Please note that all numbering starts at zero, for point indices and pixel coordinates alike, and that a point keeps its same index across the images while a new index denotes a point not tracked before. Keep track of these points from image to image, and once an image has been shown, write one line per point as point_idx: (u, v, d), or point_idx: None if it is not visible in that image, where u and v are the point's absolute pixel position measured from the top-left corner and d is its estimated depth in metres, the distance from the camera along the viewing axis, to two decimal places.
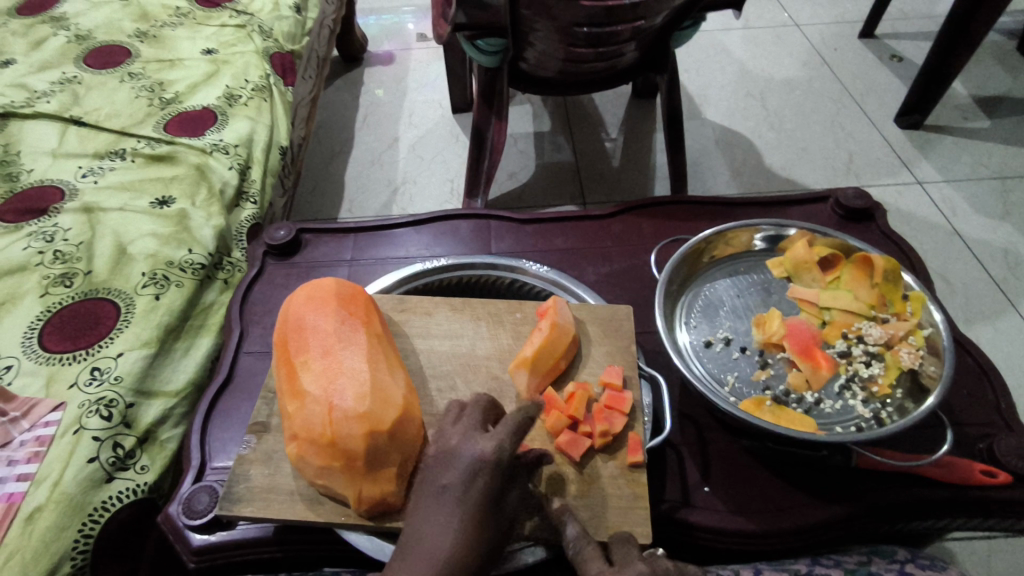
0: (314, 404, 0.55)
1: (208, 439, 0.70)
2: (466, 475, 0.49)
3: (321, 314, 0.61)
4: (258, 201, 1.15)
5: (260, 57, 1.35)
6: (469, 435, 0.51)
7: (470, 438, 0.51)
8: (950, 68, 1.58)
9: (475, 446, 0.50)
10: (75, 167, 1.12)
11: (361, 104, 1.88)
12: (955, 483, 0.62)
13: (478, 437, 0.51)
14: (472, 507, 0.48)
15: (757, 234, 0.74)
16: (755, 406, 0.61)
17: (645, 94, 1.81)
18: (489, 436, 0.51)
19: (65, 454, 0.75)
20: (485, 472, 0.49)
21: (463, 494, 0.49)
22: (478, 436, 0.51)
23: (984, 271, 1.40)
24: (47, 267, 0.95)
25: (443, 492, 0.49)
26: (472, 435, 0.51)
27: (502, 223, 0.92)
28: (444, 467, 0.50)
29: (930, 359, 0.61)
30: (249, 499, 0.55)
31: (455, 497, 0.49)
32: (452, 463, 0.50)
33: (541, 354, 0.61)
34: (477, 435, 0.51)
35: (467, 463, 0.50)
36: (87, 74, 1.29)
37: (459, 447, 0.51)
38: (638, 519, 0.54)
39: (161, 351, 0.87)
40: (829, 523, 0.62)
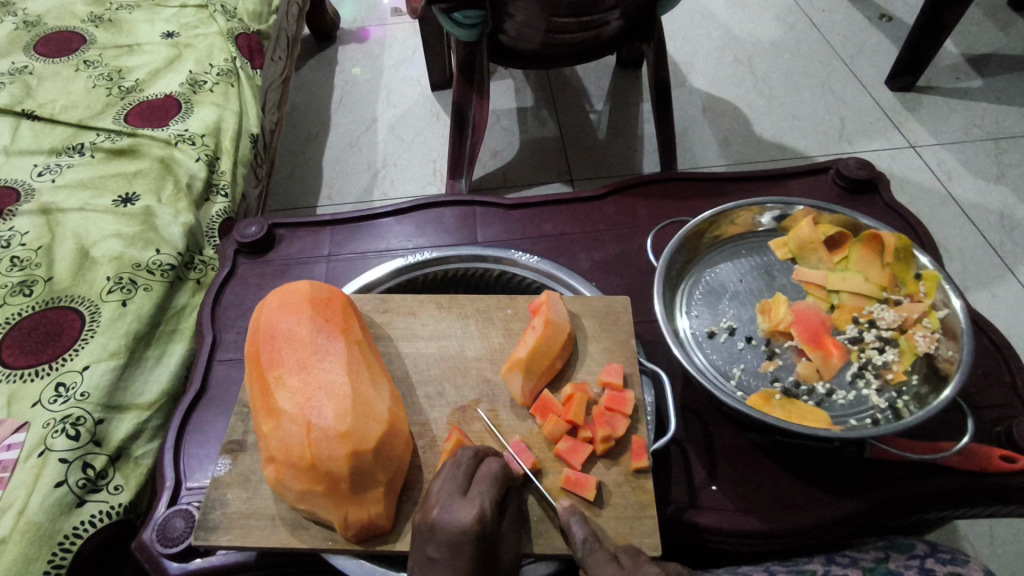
0: (291, 423, 0.50)
1: (182, 456, 0.65)
2: (451, 545, 0.46)
3: (295, 322, 0.56)
4: (229, 193, 1.09)
5: (224, 39, 1.28)
6: (448, 500, 0.47)
7: (448, 504, 0.47)
8: (942, 27, 1.53)
9: (455, 515, 0.46)
10: (30, 165, 1.06)
11: (337, 84, 1.80)
12: (975, 471, 0.59)
13: (457, 503, 0.47)
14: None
15: (761, 213, 0.70)
16: (764, 401, 0.57)
17: (631, 63, 1.74)
18: (468, 502, 0.47)
19: (31, 478, 0.70)
20: (468, 543, 0.46)
21: (451, 571, 0.45)
22: (456, 501, 0.47)
23: (980, 236, 1.37)
24: (4, 275, 0.88)
25: (431, 567, 0.46)
26: (451, 500, 0.47)
27: (488, 210, 0.86)
28: (428, 536, 0.47)
29: (947, 342, 0.57)
30: (226, 527, 0.51)
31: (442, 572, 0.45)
32: (434, 534, 0.46)
33: (536, 352, 0.57)
34: (456, 500, 0.47)
35: (449, 535, 0.46)
36: (39, 64, 1.21)
37: (439, 515, 0.47)
38: (645, 530, 0.51)
39: (131, 360, 0.82)
40: (844, 519, 0.59)
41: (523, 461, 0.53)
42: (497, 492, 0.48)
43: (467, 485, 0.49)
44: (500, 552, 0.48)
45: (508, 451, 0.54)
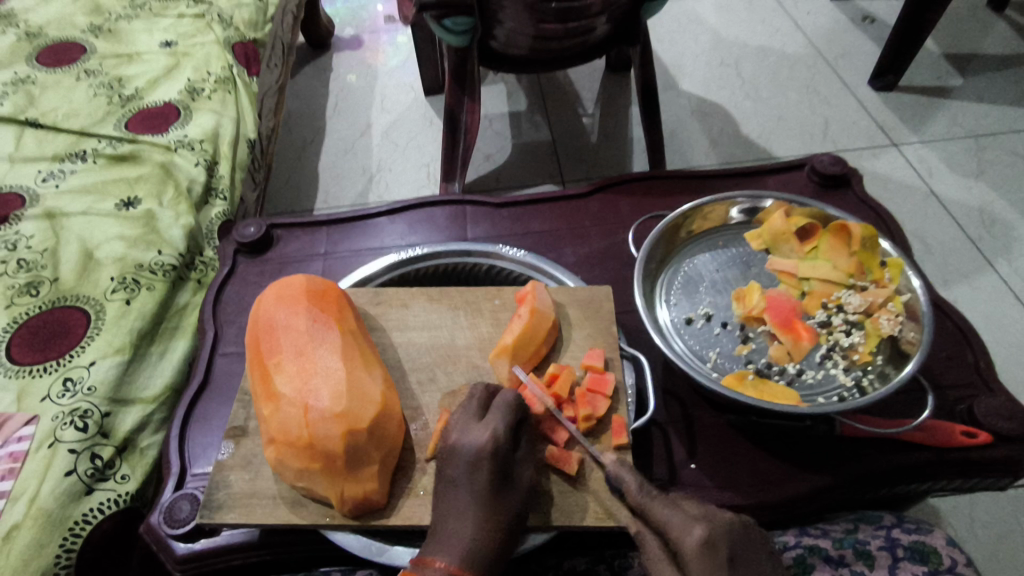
0: (290, 406, 0.53)
1: (187, 444, 0.68)
2: (470, 463, 0.51)
3: (292, 313, 0.59)
4: (228, 196, 1.12)
5: (221, 47, 1.31)
6: (465, 426, 0.53)
7: (465, 429, 0.53)
8: (921, 28, 1.57)
9: (472, 437, 0.52)
10: (34, 171, 1.09)
11: (332, 90, 1.84)
12: (938, 446, 0.62)
13: (473, 428, 0.53)
14: (483, 493, 0.50)
15: (733, 207, 0.73)
16: (737, 381, 0.60)
17: (620, 67, 1.78)
18: (483, 426, 0.53)
19: (41, 469, 0.73)
20: (485, 460, 0.51)
21: (470, 486, 0.51)
22: (472, 426, 0.53)
23: (960, 230, 1.41)
24: (11, 277, 0.92)
25: (454, 485, 0.51)
26: (468, 426, 0.53)
27: (478, 208, 0.90)
28: (450, 458, 0.52)
29: (910, 324, 0.61)
30: (230, 506, 0.54)
31: (465, 488, 0.51)
32: (454, 455, 0.52)
33: (523, 338, 0.60)
34: (472, 426, 0.53)
35: (468, 455, 0.51)
36: (41, 73, 1.24)
37: (458, 438, 0.52)
38: (625, 502, 0.54)
39: (135, 356, 0.85)
40: (816, 493, 0.62)
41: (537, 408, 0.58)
42: (511, 417, 0.53)
43: (483, 413, 0.54)
44: (516, 472, 0.53)
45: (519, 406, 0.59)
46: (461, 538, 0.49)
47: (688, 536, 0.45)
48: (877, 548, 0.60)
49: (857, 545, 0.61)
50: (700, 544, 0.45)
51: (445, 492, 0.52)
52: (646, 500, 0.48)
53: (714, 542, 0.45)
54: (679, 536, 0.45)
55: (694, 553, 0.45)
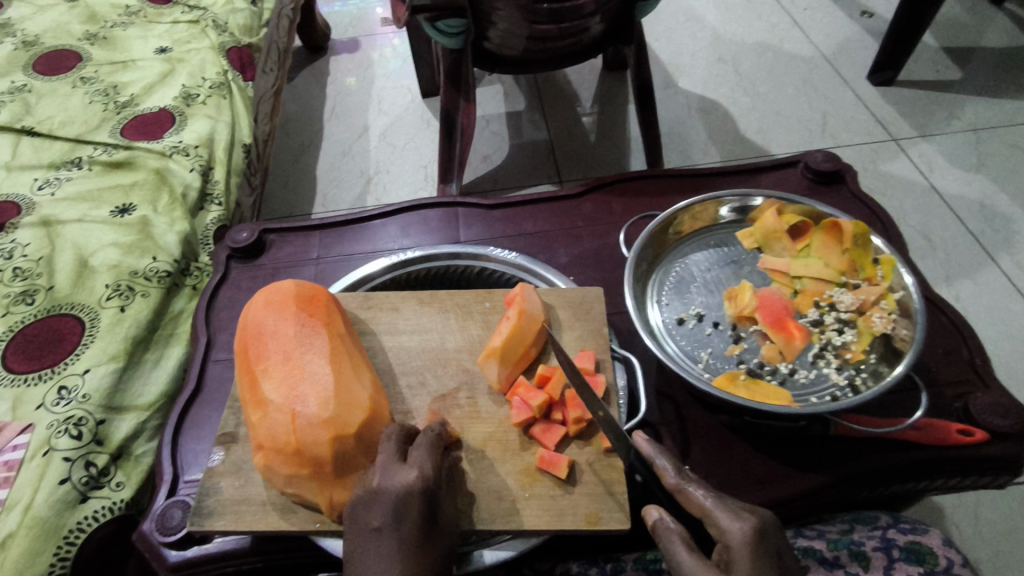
0: (278, 412, 0.53)
1: (180, 451, 0.68)
2: (396, 506, 0.49)
3: (280, 318, 0.58)
4: (223, 202, 1.12)
5: (216, 53, 1.32)
6: (387, 468, 0.51)
7: (387, 471, 0.50)
8: (919, 22, 1.56)
9: (397, 478, 0.50)
10: (30, 180, 1.09)
11: (329, 94, 1.84)
12: (933, 444, 0.62)
13: (396, 469, 0.51)
14: (410, 539, 0.48)
15: (722, 206, 0.73)
16: (729, 381, 0.60)
17: (617, 66, 1.77)
18: (408, 466, 0.51)
19: (36, 477, 0.74)
20: (415, 501, 0.49)
21: (396, 532, 0.48)
22: (395, 467, 0.51)
23: (961, 225, 1.40)
24: (7, 285, 0.92)
25: (376, 536, 0.48)
26: (390, 468, 0.51)
27: (470, 210, 0.90)
28: (370, 505, 0.49)
29: (902, 322, 0.60)
30: (220, 513, 0.54)
31: (390, 537, 0.47)
32: (378, 499, 0.49)
33: (511, 339, 0.60)
34: (395, 466, 0.51)
35: (394, 498, 0.49)
36: (37, 81, 1.25)
37: (381, 481, 0.50)
38: (616, 505, 0.54)
39: (130, 363, 0.86)
40: (810, 493, 0.62)
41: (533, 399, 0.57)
42: (435, 457, 0.52)
43: (402, 454, 0.52)
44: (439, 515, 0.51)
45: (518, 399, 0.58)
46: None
47: (736, 528, 0.45)
48: (872, 549, 0.60)
49: (852, 546, 0.61)
50: (750, 533, 0.45)
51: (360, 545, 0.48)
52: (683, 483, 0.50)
53: (763, 534, 0.45)
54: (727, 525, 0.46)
55: (743, 543, 0.45)
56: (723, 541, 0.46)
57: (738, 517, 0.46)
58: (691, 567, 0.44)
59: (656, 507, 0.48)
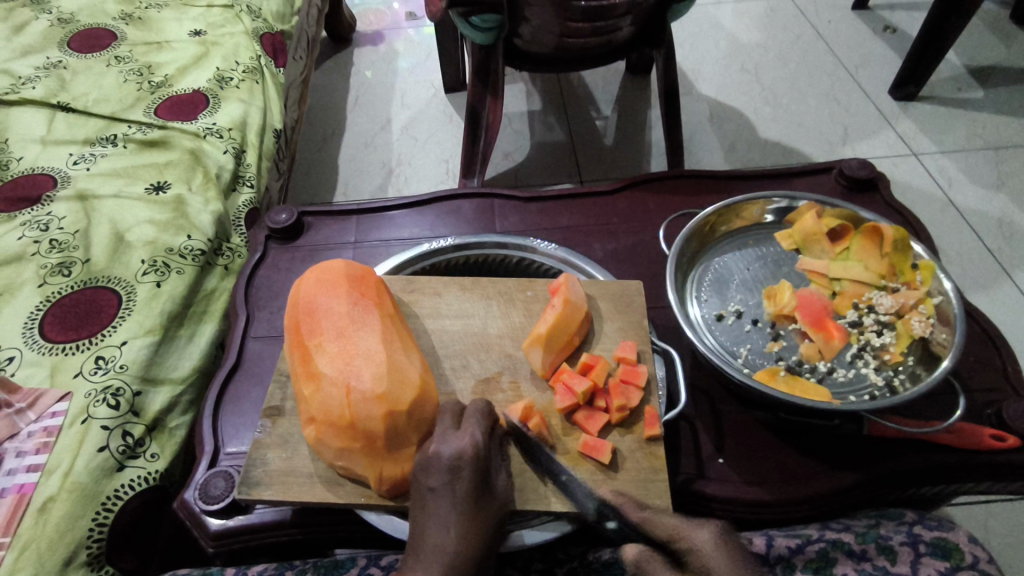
0: (331, 386, 0.54)
1: (220, 424, 0.69)
2: (451, 468, 0.51)
3: (332, 296, 0.59)
4: (254, 185, 1.14)
5: (250, 38, 1.33)
6: (443, 435, 0.53)
7: (443, 437, 0.53)
8: (944, 38, 1.57)
9: (451, 444, 0.52)
10: (66, 154, 1.10)
11: (352, 85, 1.86)
12: (966, 448, 0.63)
13: (451, 436, 0.53)
14: (466, 499, 0.50)
15: (767, 206, 0.74)
16: (769, 377, 0.61)
17: (640, 69, 1.79)
18: (461, 434, 0.53)
19: (74, 444, 0.74)
20: (465, 467, 0.51)
21: (451, 493, 0.50)
22: (450, 434, 0.53)
23: (979, 241, 1.41)
24: (44, 256, 0.93)
25: (432, 496, 0.51)
26: (446, 434, 0.53)
27: (506, 202, 0.91)
28: (427, 468, 0.51)
29: (941, 327, 0.62)
30: (268, 483, 0.55)
31: (444, 498, 0.50)
32: (433, 464, 0.51)
33: (557, 326, 0.61)
34: (450, 434, 0.53)
35: (448, 462, 0.51)
36: (73, 59, 1.26)
37: (436, 447, 0.52)
38: (657, 491, 0.55)
39: (165, 338, 0.87)
40: (844, 491, 0.63)
41: (576, 385, 0.58)
42: (486, 427, 0.54)
43: (457, 421, 0.54)
44: (494, 481, 0.53)
45: (561, 382, 0.59)
46: (449, 546, 0.49)
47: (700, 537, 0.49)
48: (899, 544, 0.62)
49: (880, 540, 0.62)
50: (718, 535, 0.50)
51: (422, 498, 0.51)
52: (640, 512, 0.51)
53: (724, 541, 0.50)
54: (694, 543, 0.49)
55: (713, 546, 0.49)
56: (694, 549, 0.49)
57: (702, 527, 0.50)
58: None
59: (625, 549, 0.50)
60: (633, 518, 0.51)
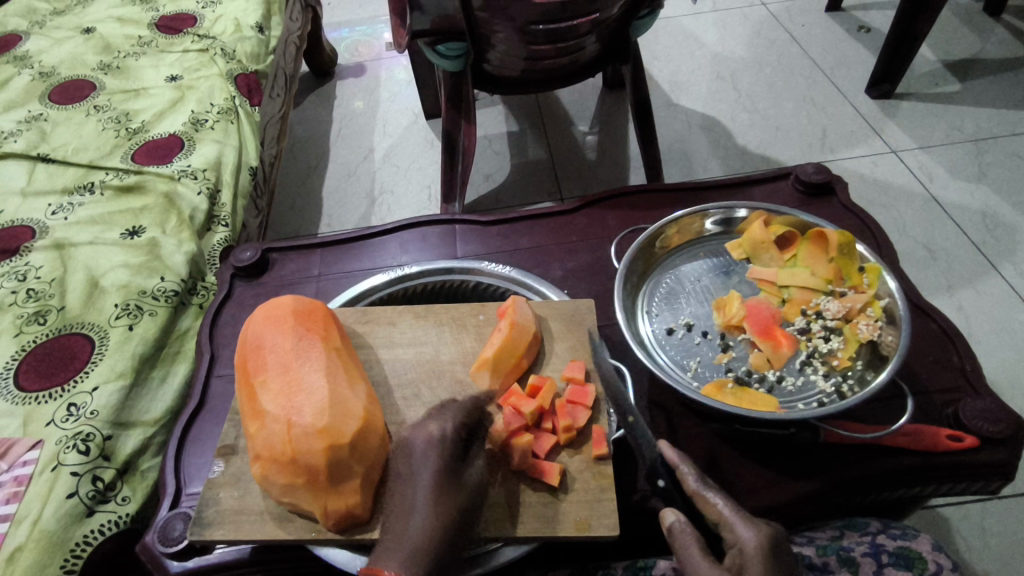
0: (274, 423, 0.55)
1: (182, 464, 0.70)
2: (424, 458, 0.55)
3: (278, 333, 0.60)
4: (229, 223, 1.15)
5: (224, 79, 1.36)
6: (418, 424, 0.58)
7: (419, 427, 0.58)
8: (916, 35, 1.58)
9: (422, 431, 0.57)
10: (44, 205, 1.13)
11: (335, 117, 1.89)
12: (924, 451, 0.62)
13: (424, 425, 0.58)
14: (436, 488, 0.53)
15: (706, 219, 0.75)
16: (717, 390, 0.61)
17: (617, 84, 1.80)
18: (434, 422, 0.58)
19: (44, 492, 0.76)
20: (432, 448, 0.55)
21: (420, 475, 0.54)
22: (424, 423, 0.58)
23: (964, 235, 1.40)
24: (21, 306, 0.95)
25: (404, 479, 0.54)
26: (421, 423, 0.58)
27: (468, 227, 0.92)
28: (402, 455, 0.56)
29: (889, 328, 0.61)
30: (219, 522, 0.56)
31: (414, 481, 0.53)
32: (407, 449, 0.56)
33: (502, 351, 0.62)
34: (425, 422, 0.58)
35: (418, 445, 0.56)
36: (53, 111, 1.30)
37: (409, 435, 0.57)
38: (605, 511, 0.55)
39: (137, 381, 0.88)
40: (803, 500, 0.62)
41: (524, 407, 0.58)
42: (461, 415, 0.59)
43: (435, 412, 0.60)
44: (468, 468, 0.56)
45: (509, 405, 0.59)
46: (417, 533, 0.50)
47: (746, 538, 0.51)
48: (861, 555, 0.60)
49: (842, 552, 0.61)
50: (765, 540, 0.51)
51: (399, 490, 0.54)
52: (704, 488, 0.55)
53: (774, 542, 0.51)
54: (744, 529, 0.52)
55: (757, 549, 0.50)
56: (738, 546, 0.51)
57: (753, 528, 0.52)
58: (701, 565, 0.49)
59: (672, 509, 0.53)
60: (688, 489, 0.56)
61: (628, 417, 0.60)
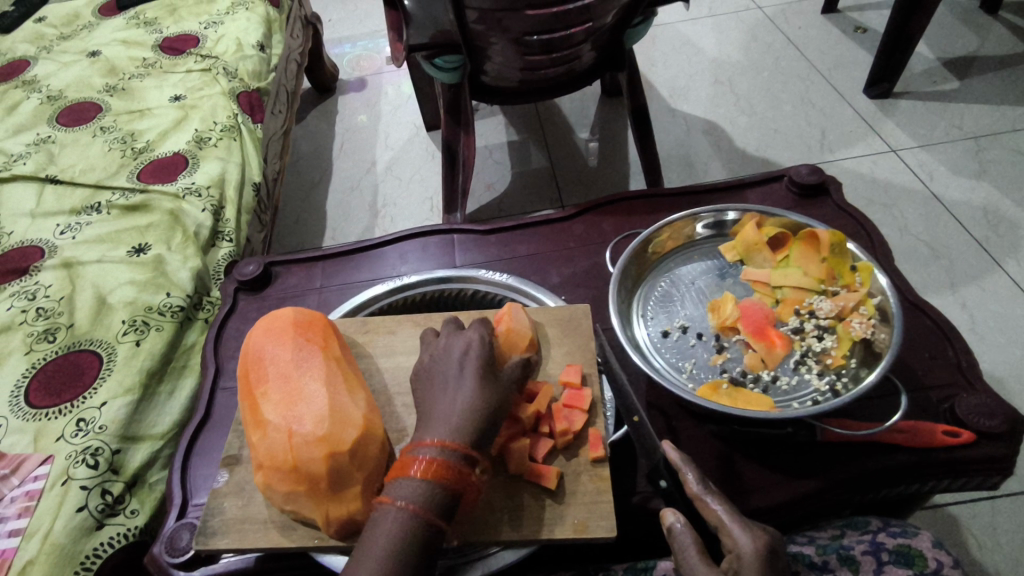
0: (275, 432, 0.56)
1: (188, 476, 0.71)
2: (462, 354, 0.57)
3: (279, 344, 0.62)
4: (233, 239, 1.18)
5: (227, 98, 1.38)
6: (452, 334, 0.60)
7: (452, 336, 0.60)
8: (911, 34, 1.58)
9: (459, 337, 0.59)
10: (53, 225, 1.15)
11: (337, 131, 1.91)
12: (921, 447, 0.62)
13: (458, 333, 0.60)
14: (473, 377, 0.55)
15: (697, 223, 0.75)
16: (712, 391, 0.62)
17: (614, 92, 1.82)
18: (468, 330, 0.60)
19: (54, 506, 0.77)
20: (474, 346, 0.57)
21: (462, 370, 0.56)
22: (457, 332, 0.60)
23: (965, 232, 1.39)
24: (31, 324, 0.97)
25: (446, 377, 0.56)
26: (454, 333, 0.60)
27: (466, 236, 0.93)
28: (441, 359, 0.58)
29: (881, 326, 0.62)
30: (224, 531, 0.57)
31: (456, 376, 0.56)
32: (447, 352, 0.58)
33: (510, 337, 0.64)
34: (457, 332, 0.61)
35: (457, 347, 0.58)
36: (61, 133, 1.33)
37: (446, 342, 0.59)
38: (602, 512, 0.55)
39: (144, 395, 0.89)
40: (802, 499, 0.62)
41: (522, 411, 0.59)
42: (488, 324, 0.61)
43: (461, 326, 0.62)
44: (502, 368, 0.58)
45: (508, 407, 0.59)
46: (451, 417, 0.52)
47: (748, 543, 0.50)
48: (861, 553, 0.60)
49: (842, 551, 0.61)
50: (761, 547, 0.49)
51: (441, 383, 0.56)
52: (705, 492, 0.54)
53: (773, 552, 0.50)
54: (743, 536, 0.51)
55: (754, 556, 0.49)
56: (735, 551, 0.50)
57: (750, 534, 0.51)
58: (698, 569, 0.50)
59: (673, 510, 0.53)
60: (691, 493, 0.55)
61: (634, 416, 0.64)
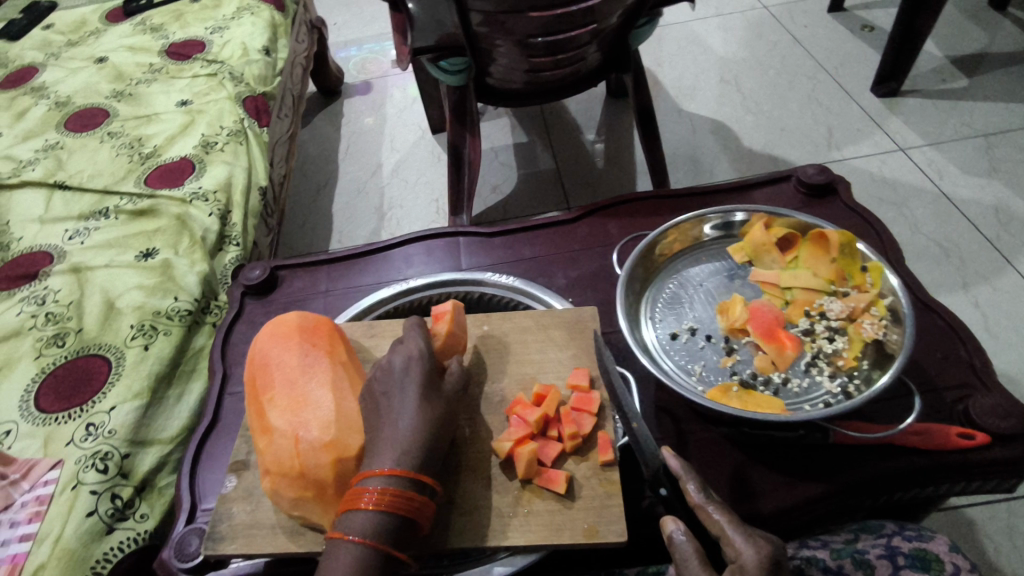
0: (282, 438, 0.56)
1: (197, 480, 0.71)
2: (403, 374, 0.57)
3: (284, 348, 0.62)
4: (240, 243, 1.18)
5: (232, 103, 1.38)
6: (392, 348, 0.61)
7: (395, 350, 0.60)
8: (919, 32, 1.56)
9: (399, 352, 0.59)
10: (61, 230, 1.16)
11: (343, 135, 1.92)
12: (935, 449, 0.61)
13: (398, 347, 0.60)
14: (416, 402, 0.55)
15: (706, 224, 0.75)
16: (722, 394, 0.61)
17: (620, 93, 1.81)
18: (405, 344, 0.60)
19: (65, 511, 0.77)
20: (415, 362, 0.58)
21: (404, 388, 0.56)
22: (398, 346, 0.60)
23: (976, 231, 1.38)
24: (41, 329, 0.97)
25: (388, 397, 0.56)
26: (396, 347, 0.60)
27: (472, 238, 0.93)
28: (383, 376, 0.58)
29: (894, 327, 0.61)
30: (231, 537, 0.57)
31: (398, 395, 0.56)
32: (388, 369, 0.58)
33: (447, 341, 0.64)
34: (398, 346, 0.61)
35: (397, 365, 0.58)
36: (69, 139, 1.34)
37: (388, 357, 0.60)
38: (612, 517, 0.55)
39: (153, 399, 0.90)
40: (814, 502, 0.62)
41: (529, 415, 0.59)
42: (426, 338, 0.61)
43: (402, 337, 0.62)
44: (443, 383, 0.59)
45: (516, 412, 0.60)
46: (398, 444, 0.52)
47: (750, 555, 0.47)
48: (876, 557, 0.59)
49: (856, 555, 0.60)
50: (764, 558, 0.47)
51: (382, 406, 0.56)
52: (706, 502, 0.52)
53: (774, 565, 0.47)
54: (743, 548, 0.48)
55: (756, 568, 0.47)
56: (739, 563, 0.48)
57: (753, 543, 0.48)
58: None
59: (673, 518, 0.51)
60: (692, 502, 0.52)
61: (633, 421, 0.58)
